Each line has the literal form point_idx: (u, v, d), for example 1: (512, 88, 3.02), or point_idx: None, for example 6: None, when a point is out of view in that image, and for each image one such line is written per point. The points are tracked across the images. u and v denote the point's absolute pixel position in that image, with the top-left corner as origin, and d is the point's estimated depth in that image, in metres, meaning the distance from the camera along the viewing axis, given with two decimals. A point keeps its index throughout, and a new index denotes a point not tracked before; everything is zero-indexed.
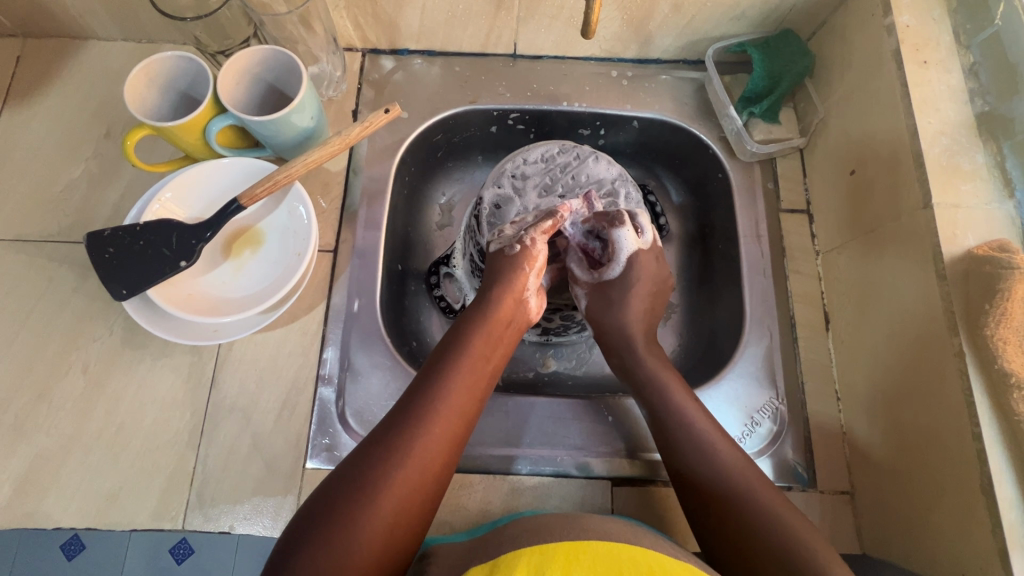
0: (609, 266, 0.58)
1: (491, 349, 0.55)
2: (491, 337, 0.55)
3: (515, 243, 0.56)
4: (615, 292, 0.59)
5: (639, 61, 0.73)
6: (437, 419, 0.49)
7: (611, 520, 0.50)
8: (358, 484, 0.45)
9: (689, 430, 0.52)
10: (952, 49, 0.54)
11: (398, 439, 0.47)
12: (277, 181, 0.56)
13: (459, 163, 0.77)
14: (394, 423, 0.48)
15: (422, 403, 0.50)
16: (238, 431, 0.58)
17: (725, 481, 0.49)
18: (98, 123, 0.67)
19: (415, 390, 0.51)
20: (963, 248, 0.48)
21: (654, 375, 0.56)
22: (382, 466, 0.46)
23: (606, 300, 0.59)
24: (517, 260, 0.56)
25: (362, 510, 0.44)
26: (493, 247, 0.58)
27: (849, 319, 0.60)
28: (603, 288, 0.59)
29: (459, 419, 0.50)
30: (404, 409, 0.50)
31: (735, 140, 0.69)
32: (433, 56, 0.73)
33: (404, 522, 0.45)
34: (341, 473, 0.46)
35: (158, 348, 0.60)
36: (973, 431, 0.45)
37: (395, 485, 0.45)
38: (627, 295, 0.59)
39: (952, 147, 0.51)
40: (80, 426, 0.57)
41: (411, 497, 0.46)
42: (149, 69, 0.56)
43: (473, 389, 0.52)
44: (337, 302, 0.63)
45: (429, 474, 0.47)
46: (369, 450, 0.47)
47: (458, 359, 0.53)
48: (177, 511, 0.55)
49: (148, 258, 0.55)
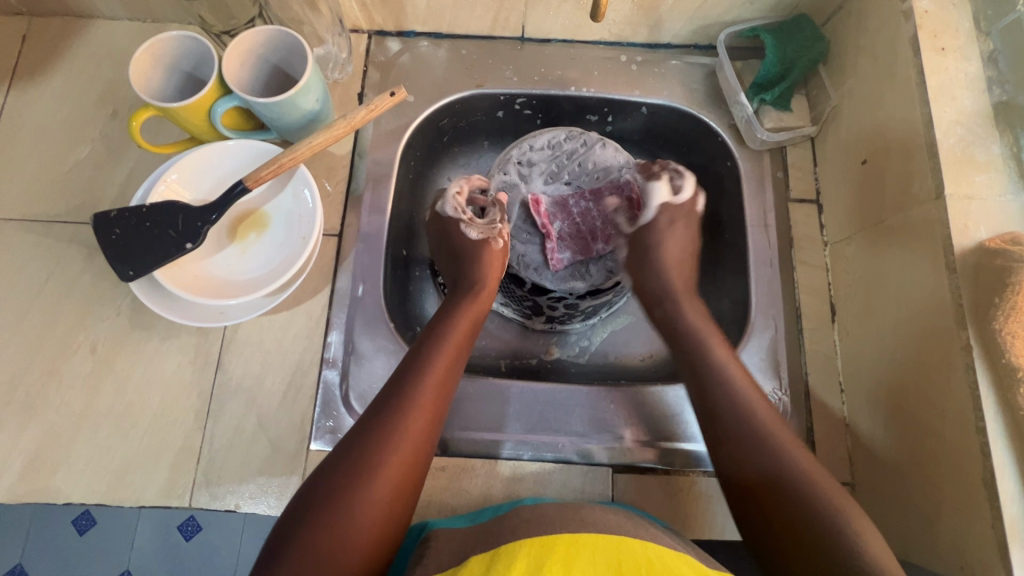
0: (665, 191, 0.64)
1: (470, 337, 0.57)
2: (468, 324, 0.57)
3: (498, 236, 0.62)
4: (669, 218, 0.64)
5: (649, 45, 0.72)
6: (424, 401, 0.50)
7: (608, 512, 0.51)
8: (349, 472, 0.45)
9: (732, 393, 0.53)
10: (971, 36, 0.53)
11: (388, 426, 0.48)
12: (282, 164, 0.56)
13: (465, 147, 0.77)
14: (381, 410, 0.49)
15: (407, 387, 0.50)
16: (243, 412, 0.58)
17: (771, 463, 0.48)
18: (105, 103, 0.67)
19: (398, 376, 0.51)
20: (975, 240, 0.48)
21: (695, 334, 0.57)
22: (372, 454, 0.46)
23: (655, 235, 0.63)
24: (497, 251, 0.62)
25: (356, 496, 0.44)
26: (476, 235, 0.62)
27: (856, 311, 0.59)
28: (649, 232, 0.64)
29: (444, 401, 0.52)
30: (388, 394, 0.50)
31: (745, 127, 0.67)
32: (440, 38, 0.72)
33: (397, 506, 0.46)
34: (331, 463, 0.46)
35: (164, 329, 0.60)
36: (976, 426, 0.44)
37: (387, 471, 0.46)
38: (675, 222, 0.64)
39: (967, 138, 0.50)
40: (89, 404, 0.58)
41: (404, 481, 0.47)
42: (154, 49, 0.55)
43: (453, 370, 0.54)
44: (342, 286, 0.63)
45: (417, 459, 0.48)
46: (359, 437, 0.47)
47: (439, 345, 0.54)
48: (184, 489, 0.56)
49: (154, 239, 0.55)
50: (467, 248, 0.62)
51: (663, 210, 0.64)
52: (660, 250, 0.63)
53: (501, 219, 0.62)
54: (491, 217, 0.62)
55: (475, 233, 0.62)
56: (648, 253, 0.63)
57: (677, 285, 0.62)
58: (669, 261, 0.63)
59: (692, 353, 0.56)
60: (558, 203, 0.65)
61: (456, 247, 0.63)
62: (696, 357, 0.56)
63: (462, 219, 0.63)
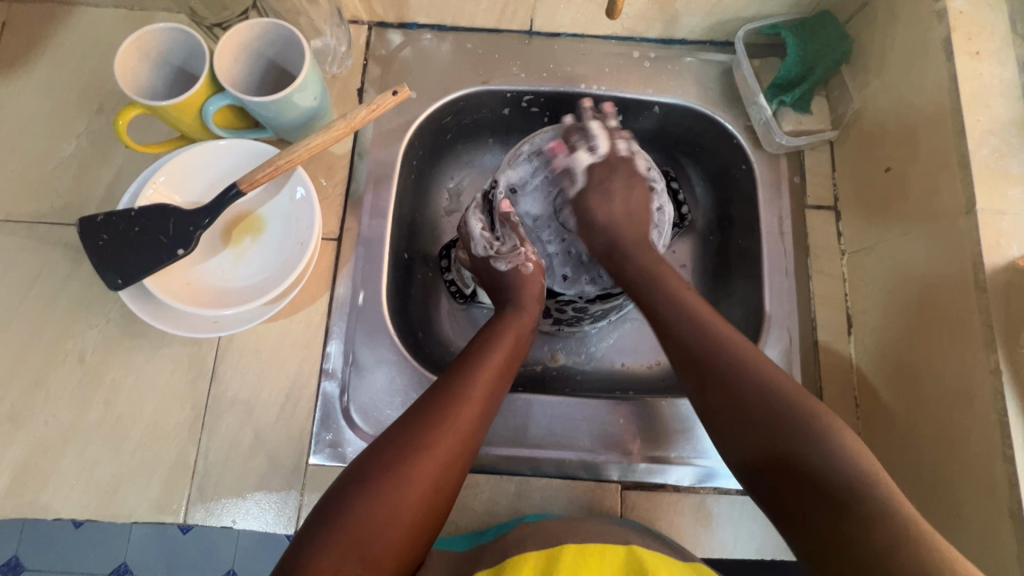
0: (585, 156, 0.62)
1: (520, 345, 0.57)
2: (513, 341, 0.56)
3: (526, 261, 0.60)
4: (602, 183, 0.61)
5: (662, 41, 0.69)
6: (460, 418, 0.49)
7: (615, 525, 0.50)
8: (378, 475, 0.45)
9: (710, 343, 0.48)
10: (1008, 39, 0.50)
11: (433, 420, 0.48)
12: (278, 166, 0.53)
13: (469, 145, 0.74)
14: (431, 405, 0.50)
15: (446, 400, 0.50)
16: (240, 424, 0.56)
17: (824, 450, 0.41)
18: (90, 97, 0.64)
19: (449, 374, 0.52)
20: (1006, 259, 0.45)
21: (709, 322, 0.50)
22: (415, 444, 0.47)
23: (592, 205, 0.61)
24: (531, 277, 0.60)
25: (383, 502, 0.44)
26: (503, 266, 0.60)
27: (874, 325, 0.57)
28: (586, 198, 0.61)
29: (481, 422, 0.51)
30: (428, 405, 0.50)
31: (763, 130, 0.65)
32: (444, 31, 0.69)
33: (432, 500, 0.46)
34: (377, 446, 0.48)
35: (157, 338, 0.58)
36: (1004, 453, 0.43)
37: (426, 466, 0.46)
38: (607, 183, 0.61)
39: (1001, 149, 0.47)
40: (78, 415, 0.56)
41: (432, 494, 0.46)
42: (141, 43, 0.52)
43: (494, 390, 0.53)
44: (341, 294, 0.60)
45: (448, 476, 0.47)
46: (397, 437, 0.48)
47: (489, 348, 0.54)
48: (179, 505, 0.54)
49: (143, 245, 0.52)
50: (505, 281, 0.60)
51: (591, 173, 0.62)
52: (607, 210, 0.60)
53: (522, 241, 0.61)
54: (512, 242, 0.60)
55: (504, 263, 0.60)
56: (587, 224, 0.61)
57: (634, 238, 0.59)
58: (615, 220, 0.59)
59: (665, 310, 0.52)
60: (505, 221, 0.61)
61: (493, 283, 0.61)
62: (665, 311, 0.52)
63: (491, 254, 0.61)
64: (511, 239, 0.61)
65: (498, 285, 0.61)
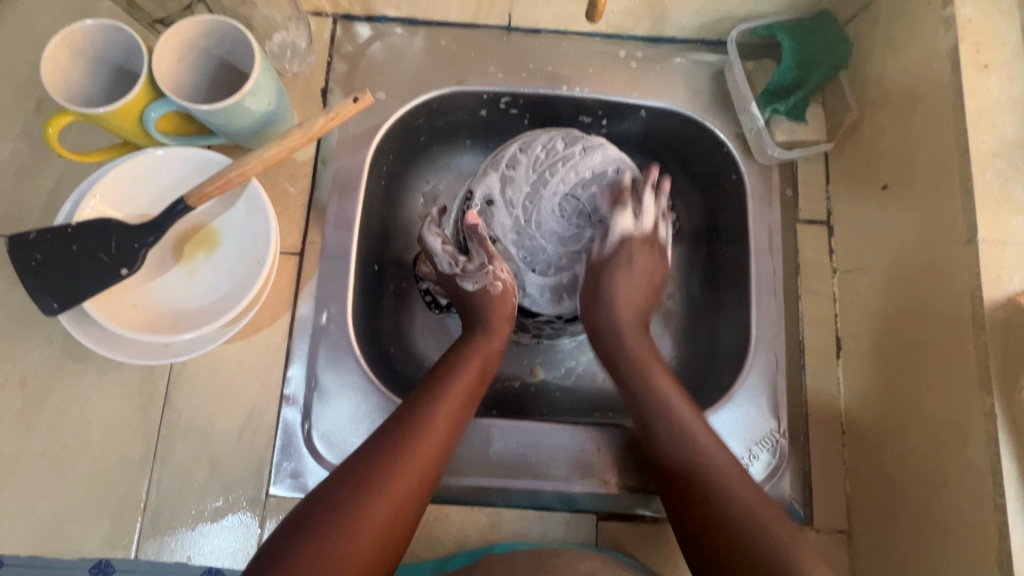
0: (627, 221, 0.60)
1: (486, 369, 0.54)
2: (480, 367, 0.54)
3: (496, 280, 0.57)
4: (629, 252, 0.60)
5: (651, 39, 0.64)
6: (414, 451, 0.46)
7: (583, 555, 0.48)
8: (323, 517, 0.42)
9: (678, 434, 0.50)
10: (1019, 51, 0.46)
11: (385, 454, 0.45)
12: (229, 179, 0.49)
13: (445, 147, 0.70)
14: (388, 437, 0.47)
15: (399, 434, 0.47)
16: (194, 454, 0.53)
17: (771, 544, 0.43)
18: (27, 94, 0.58)
19: (411, 403, 0.49)
20: (1006, 293, 0.42)
21: (642, 366, 0.55)
22: (366, 481, 0.44)
23: (608, 275, 0.59)
24: (500, 296, 0.57)
25: (325, 544, 0.40)
26: (472, 286, 0.57)
27: (863, 350, 0.55)
28: (604, 265, 0.59)
29: (439, 455, 0.48)
30: (381, 439, 0.47)
31: (754, 139, 0.61)
32: (416, 25, 0.64)
33: (388, 538, 0.43)
34: (331, 483, 0.44)
35: (104, 362, 0.54)
36: (995, 501, 0.41)
37: (377, 502, 0.43)
38: (635, 257, 0.60)
39: (1006, 173, 0.44)
40: (19, 445, 0.52)
41: (384, 533, 0.43)
42: (71, 41, 0.47)
43: (455, 419, 0.50)
44: (303, 313, 0.57)
45: (402, 514, 0.44)
46: (347, 474, 0.45)
47: (452, 375, 0.52)
48: (129, 540, 0.51)
49: (81, 265, 0.48)
50: (472, 301, 0.57)
51: (624, 241, 0.60)
52: (625, 285, 0.58)
53: (492, 258, 0.57)
54: (479, 260, 0.57)
55: (472, 283, 0.57)
56: (591, 287, 0.59)
57: (632, 320, 0.58)
58: (626, 299, 0.58)
59: (662, 435, 0.51)
60: (474, 237, 0.57)
61: (461, 301, 0.58)
62: (665, 439, 0.50)
63: (457, 272, 0.58)
64: (479, 254, 0.57)
65: (468, 307, 0.58)
